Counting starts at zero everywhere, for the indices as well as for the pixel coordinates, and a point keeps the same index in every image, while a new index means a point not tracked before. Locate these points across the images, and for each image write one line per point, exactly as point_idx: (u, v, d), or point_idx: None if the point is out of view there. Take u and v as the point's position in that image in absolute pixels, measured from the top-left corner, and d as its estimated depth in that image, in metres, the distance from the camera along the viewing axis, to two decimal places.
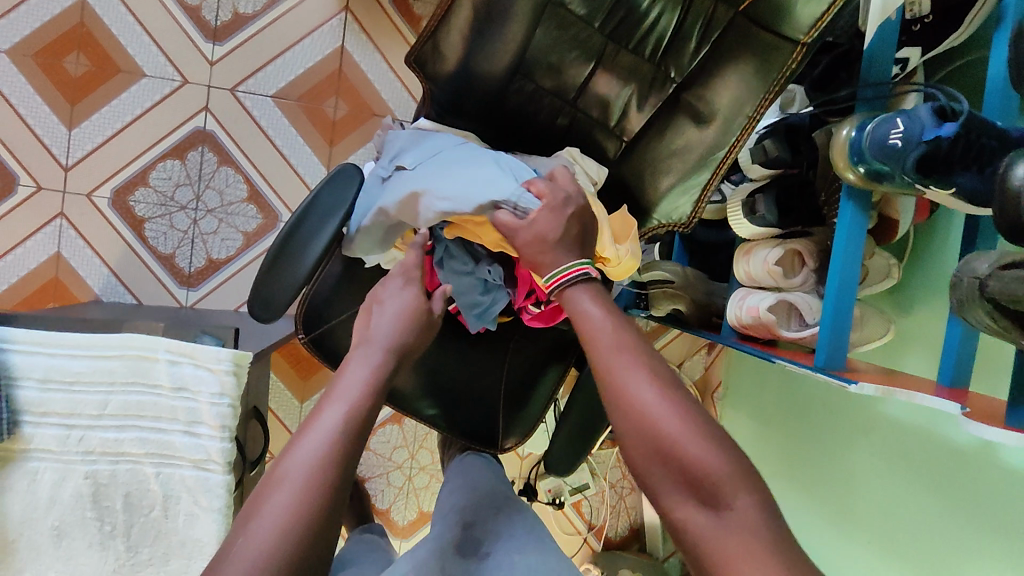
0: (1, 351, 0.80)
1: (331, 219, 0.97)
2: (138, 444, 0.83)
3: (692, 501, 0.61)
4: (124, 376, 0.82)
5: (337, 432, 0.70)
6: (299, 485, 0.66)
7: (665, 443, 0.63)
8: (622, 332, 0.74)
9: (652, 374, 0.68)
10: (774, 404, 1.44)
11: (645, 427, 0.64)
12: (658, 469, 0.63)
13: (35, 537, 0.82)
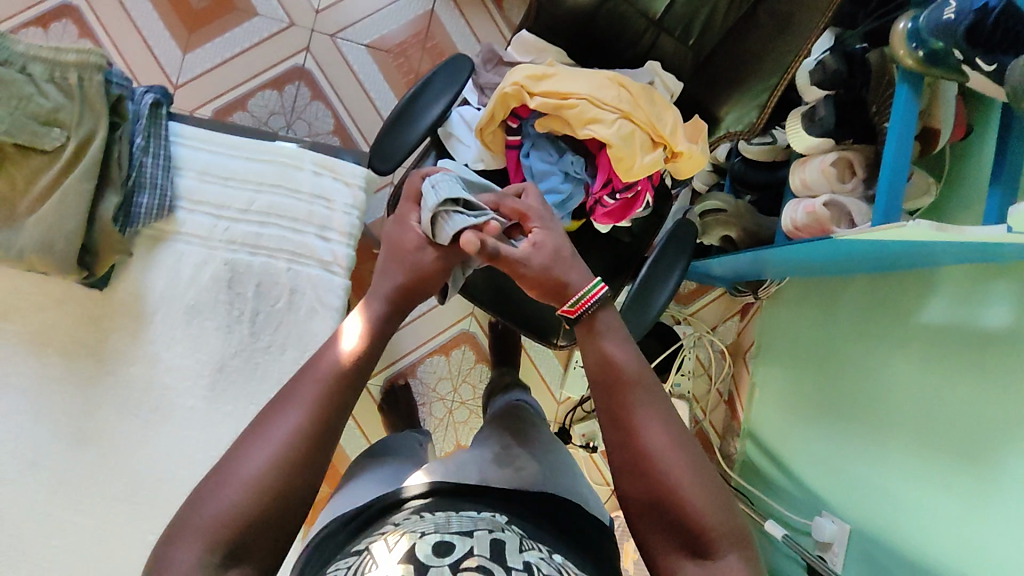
0: (175, 147, 1.09)
1: (445, 94, 1.11)
2: (276, 240, 1.09)
3: (685, 554, 0.80)
4: (270, 182, 1.11)
5: (277, 443, 0.74)
6: (286, 445, 0.74)
7: (671, 490, 0.80)
8: (641, 374, 0.86)
9: (666, 423, 0.83)
10: (808, 351, 1.55)
11: (656, 475, 0.81)
12: (657, 510, 0.81)
13: (174, 309, 1.06)
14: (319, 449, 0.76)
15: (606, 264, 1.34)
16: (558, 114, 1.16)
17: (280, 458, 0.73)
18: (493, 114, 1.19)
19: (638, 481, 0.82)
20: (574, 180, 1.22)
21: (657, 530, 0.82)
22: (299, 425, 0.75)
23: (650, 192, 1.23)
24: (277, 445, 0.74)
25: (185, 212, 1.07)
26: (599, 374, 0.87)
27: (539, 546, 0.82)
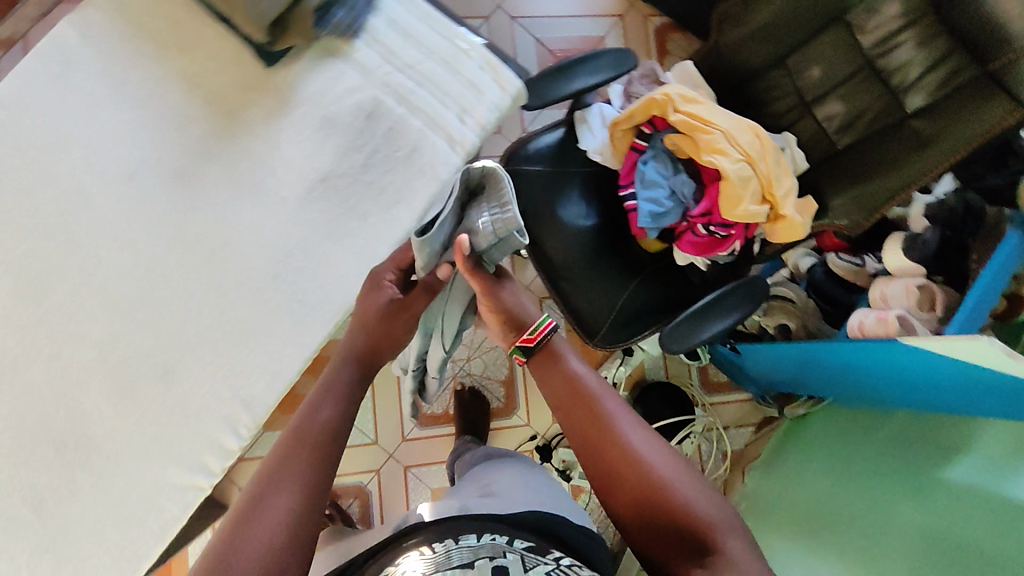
0: None
1: (609, 69, 1.22)
2: (422, 101, 1.02)
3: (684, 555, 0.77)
4: (441, 53, 1.04)
5: (280, 518, 0.72)
6: (277, 525, 0.72)
7: (662, 490, 0.79)
8: (602, 392, 0.87)
9: (641, 434, 0.84)
10: (814, 471, 1.51)
11: (647, 477, 0.80)
12: (657, 520, 0.79)
13: (308, 112, 0.99)
14: (305, 516, 0.74)
15: (664, 291, 1.39)
16: (690, 134, 1.25)
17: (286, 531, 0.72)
18: (633, 113, 1.31)
19: (631, 490, 0.80)
20: (678, 200, 1.28)
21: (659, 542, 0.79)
22: (290, 509, 0.73)
23: (740, 241, 1.27)
24: (281, 514, 0.73)
25: (364, 44, 1.02)
26: (568, 393, 0.87)
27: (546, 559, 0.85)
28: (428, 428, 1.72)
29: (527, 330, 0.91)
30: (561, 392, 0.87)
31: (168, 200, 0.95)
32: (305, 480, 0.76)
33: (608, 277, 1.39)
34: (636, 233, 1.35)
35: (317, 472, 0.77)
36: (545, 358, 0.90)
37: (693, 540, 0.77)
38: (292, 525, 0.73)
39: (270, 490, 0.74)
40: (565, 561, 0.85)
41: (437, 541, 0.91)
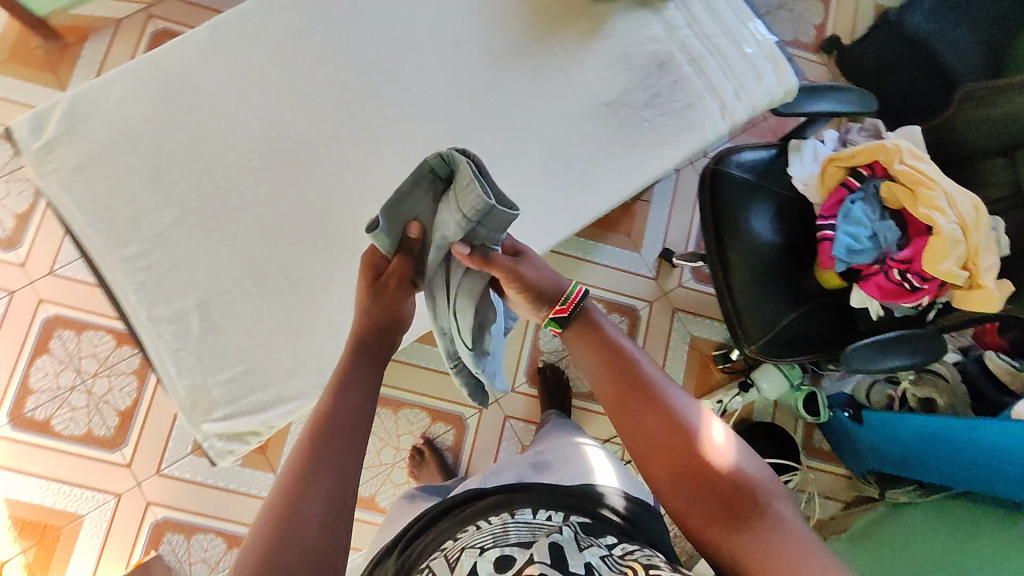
0: None
1: (856, 105, 1.30)
2: (709, 67, 1.11)
3: (732, 525, 0.73)
4: (736, 33, 1.13)
5: (315, 488, 0.73)
6: (315, 507, 0.72)
7: (705, 464, 0.76)
8: (636, 369, 0.84)
9: (679, 409, 0.81)
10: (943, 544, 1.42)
11: (689, 451, 0.77)
12: (702, 497, 0.75)
13: (612, 46, 1.10)
14: (344, 483, 0.75)
15: (830, 324, 1.42)
16: (910, 186, 1.31)
17: (321, 496, 0.72)
18: (858, 153, 1.38)
19: (673, 466, 0.77)
20: (880, 243, 1.34)
21: (704, 518, 0.75)
22: (326, 488, 0.73)
23: (928, 298, 1.31)
24: (311, 490, 0.73)
25: (675, 5, 1.12)
26: (609, 369, 0.85)
27: (600, 543, 0.78)
28: (538, 389, 1.77)
29: (558, 300, 0.87)
30: (602, 366, 0.85)
31: (481, 74, 1.06)
32: (348, 456, 0.77)
33: (781, 293, 1.43)
34: (821, 263, 1.40)
35: (357, 436, 0.79)
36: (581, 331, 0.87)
37: (739, 512, 0.73)
38: (331, 508, 0.72)
39: (306, 477, 0.73)
40: (621, 548, 0.77)
41: (491, 515, 0.87)
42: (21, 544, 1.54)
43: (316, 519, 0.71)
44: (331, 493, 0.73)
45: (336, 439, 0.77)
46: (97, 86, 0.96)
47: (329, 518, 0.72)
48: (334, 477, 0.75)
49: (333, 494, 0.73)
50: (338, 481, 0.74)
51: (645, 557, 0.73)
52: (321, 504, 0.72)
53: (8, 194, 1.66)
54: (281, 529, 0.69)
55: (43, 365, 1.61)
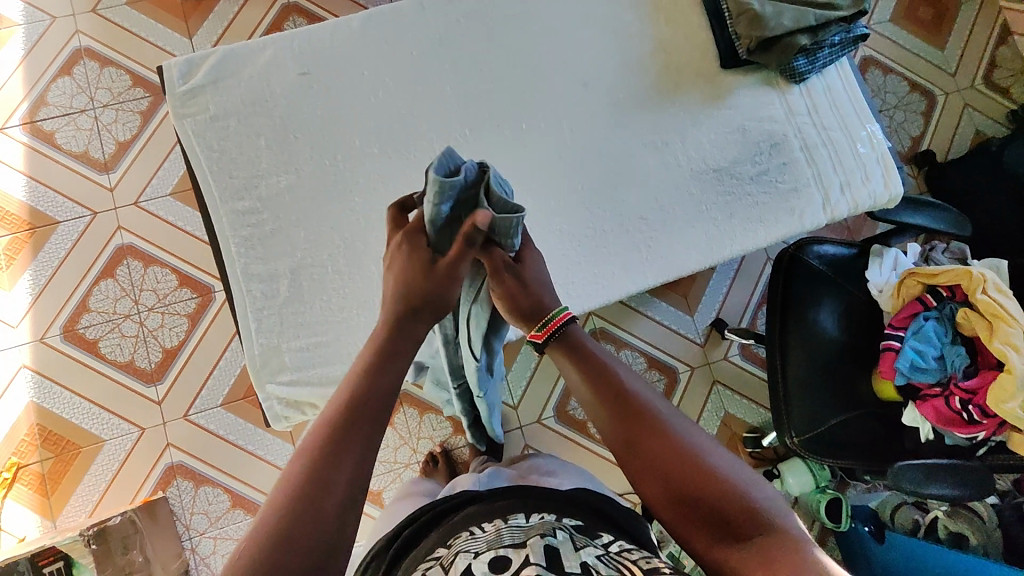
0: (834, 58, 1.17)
1: (953, 226, 1.29)
2: (820, 158, 1.13)
3: (729, 539, 0.70)
4: (852, 131, 1.15)
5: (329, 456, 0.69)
6: (327, 476, 0.67)
7: (695, 479, 0.74)
8: (628, 388, 0.83)
9: (672, 424, 0.79)
10: None
11: (675, 469, 0.75)
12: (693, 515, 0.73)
13: (730, 116, 1.12)
14: (366, 454, 0.71)
15: (876, 433, 1.41)
16: (989, 317, 1.29)
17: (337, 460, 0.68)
18: (941, 273, 1.37)
19: (660, 485, 0.75)
20: (945, 366, 1.32)
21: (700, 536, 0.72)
22: (341, 459, 0.69)
23: (985, 433, 1.28)
24: (325, 458, 0.69)
25: (799, 91, 1.14)
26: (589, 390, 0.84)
27: (596, 543, 0.78)
28: (563, 425, 1.77)
29: (535, 325, 0.90)
30: (586, 385, 0.85)
31: (600, 117, 1.10)
32: (371, 429, 0.72)
33: (832, 391, 1.42)
34: (880, 371, 1.38)
35: (384, 409, 0.75)
36: (563, 348, 0.88)
37: (735, 527, 0.70)
38: (350, 482, 0.68)
39: (322, 454, 0.69)
40: (616, 548, 0.78)
41: (487, 521, 0.85)
42: (40, 454, 1.57)
43: (340, 492, 0.67)
44: (355, 465, 0.69)
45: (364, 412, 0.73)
46: (251, 49, 1.02)
47: (353, 489, 0.68)
48: (358, 450, 0.71)
49: (358, 468, 0.69)
50: (361, 453, 0.70)
51: (644, 560, 0.73)
52: (343, 476, 0.68)
53: (116, 122, 1.74)
54: (301, 499, 0.66)
55: (106, 288, 1.66)
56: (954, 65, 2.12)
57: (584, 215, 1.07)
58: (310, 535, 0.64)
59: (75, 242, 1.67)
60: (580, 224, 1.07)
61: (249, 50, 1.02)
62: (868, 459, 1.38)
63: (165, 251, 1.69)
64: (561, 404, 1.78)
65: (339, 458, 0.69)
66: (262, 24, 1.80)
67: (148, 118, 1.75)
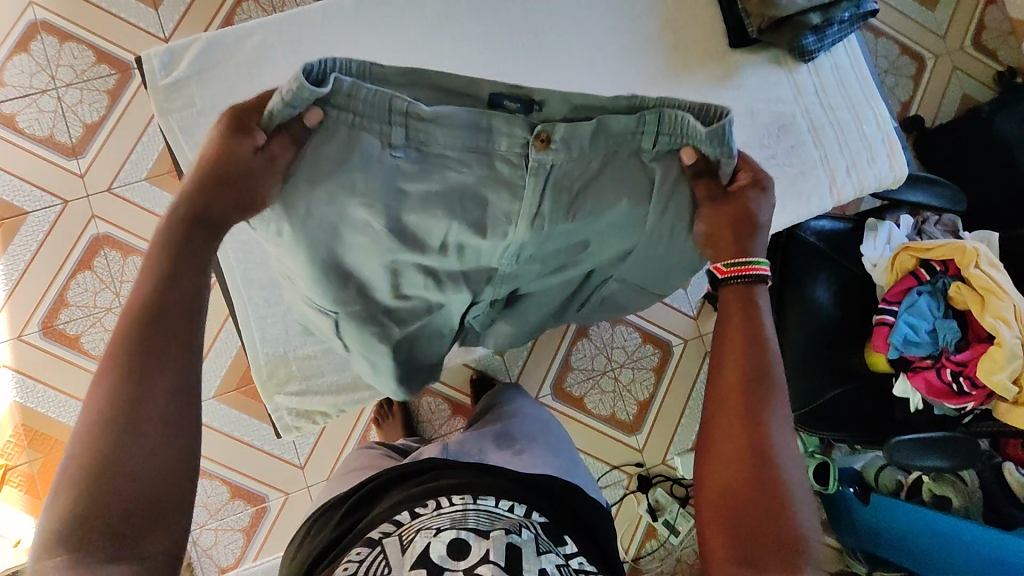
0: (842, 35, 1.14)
1: (949, 201, 1.30)
2: (828, 140, 1.11)
3: (743, 540, 0.75)
4: (860, 112, 1.13)
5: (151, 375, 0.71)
6: (150, 399, 0.70)
7: (756, 457, 0.79)
8: (765, 369, 0.85)
9: (779, 421, 0.82)
10: None
11: (750, 437, 0.81)
12: (727, 481, 0.79)
13: (737, 98, 1.10)
14: (174, 390, 0.71)
15: (868, 406, 1.44)
16: (981, 290, 1.32)
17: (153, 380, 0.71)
18: (935, 248, 1.39)
19: (727, 434, 0.82)
20: (937, 339, 1.35)
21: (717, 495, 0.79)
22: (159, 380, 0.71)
23: (974, 404, 1.33)
24: (145, 379, 0.70)
25: (808, 69, 1.12)
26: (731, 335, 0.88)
27: (558, 552, 0.79)
28: (560, 403, 1.78)
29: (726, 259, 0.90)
30: (732, 326, 0.89)
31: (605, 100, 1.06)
32: (183, 349, 0.73)
33: (827, 367, 1.44)
34: (873, 345, 1.41)
35: (187, 319, 0.75)
36: (736, 292, 0.90)
37: (768, 533, 0.74)
38: (169, 403, 0.70)
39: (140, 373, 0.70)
40: (576, 564, 0.78)
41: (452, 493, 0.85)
42: (28, 455, 1.53)
43: (157, 410, 0.70)
44: (168, 387, 0.71)
45: (156, 317, 0.73)
46: (241, 34, 0.96)
47: (176, 406, 0.71)
48: (165, 369, 0.72)
49: (170, 381, 0.72)
50: (169, 375, 0.71)
51: None
52: (158, 404, 0.70)
53: (81, 102, 1.63)
54: (114, 413, 0.68)
55: (84, 281, 1.59)
56: (942, 27, 2.10)
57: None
58: (110, 447, 0.66)
59: (47, 233, 1.59)
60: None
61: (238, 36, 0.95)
62: (859, 431, 1.42)
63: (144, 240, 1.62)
64: (557, 382, 1.79)
65: (142, 385, 0.70)
66: None
67: (116, 97, 1.64)
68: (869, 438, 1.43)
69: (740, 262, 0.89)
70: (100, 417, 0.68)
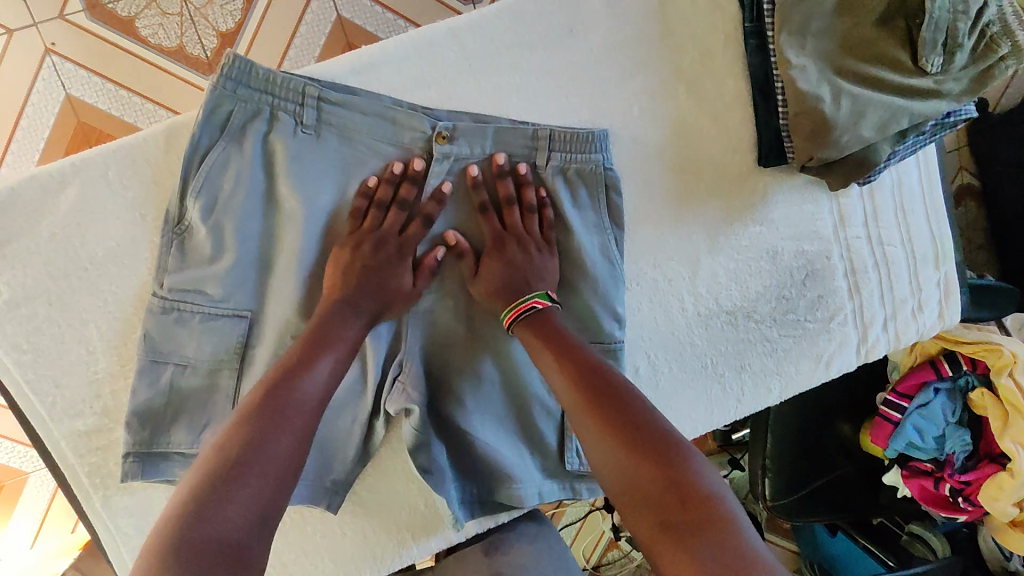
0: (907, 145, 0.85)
1: (993, 308, 1.08)
2: (866, 286, 0.86)
3: (677, 542, 0.50)
4: (915, 250, 0.86)
5: (273, 431, 0.56)
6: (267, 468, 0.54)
7: (638, 424, 0.57)
8: (553, 336, 0.66)
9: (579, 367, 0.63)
10: None
11: (614, 413, 0.58)
12: (630, 497, 0.54)
13: (757, 236, 0.82)
14: (265, 487, 0.53)
15: (849, 486, 1.31)
16: (1006, 404, 1.13)
17: (260, 443, 0.54)
18: (967, 343, 1.18)
19: (604, 449, 0.57)
20: (944, 449, 1.18)
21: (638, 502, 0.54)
22: (277, 444, 0.55)
23: (965, 517, 1.21)
24: (222, 442, 0.54)
25: (858, 192, 0.83)
26: (549, 368, 0.64)
27: None
28: None
29: (504, 312, 0.70)
30: (549, 360, 0.65)
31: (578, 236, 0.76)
32: (296, 438, 0.57)
33: (817, 453, 1.28)
34: (872, 437, 1.26)
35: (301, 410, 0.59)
36: (536, 327, 0.68)
37: (682, 525, 0.50)
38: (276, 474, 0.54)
39: (255, 429, 0.55)
40: None
41: None
42: None
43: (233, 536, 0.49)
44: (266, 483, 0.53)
45: (274, 410, 0.57)
46: (47, 184, 0.65)
47: (287, 469, 0.55)
48: (268, 471, 0.54)
49: (286, 449, 0.56)
50: (277, 462, 0.54)
51: None
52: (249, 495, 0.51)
53: None
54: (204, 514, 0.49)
55: None
56: None
57: (539, 411, 0.80)
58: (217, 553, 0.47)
59: None
60: (540, 415, 0.80)
61: (44, 185, 0.65)
62: (836, 514, 1.29)
63: None
64: None
65: (229, 503, 0.50)
66: None
67: None
68: (846, 522, 1.29)
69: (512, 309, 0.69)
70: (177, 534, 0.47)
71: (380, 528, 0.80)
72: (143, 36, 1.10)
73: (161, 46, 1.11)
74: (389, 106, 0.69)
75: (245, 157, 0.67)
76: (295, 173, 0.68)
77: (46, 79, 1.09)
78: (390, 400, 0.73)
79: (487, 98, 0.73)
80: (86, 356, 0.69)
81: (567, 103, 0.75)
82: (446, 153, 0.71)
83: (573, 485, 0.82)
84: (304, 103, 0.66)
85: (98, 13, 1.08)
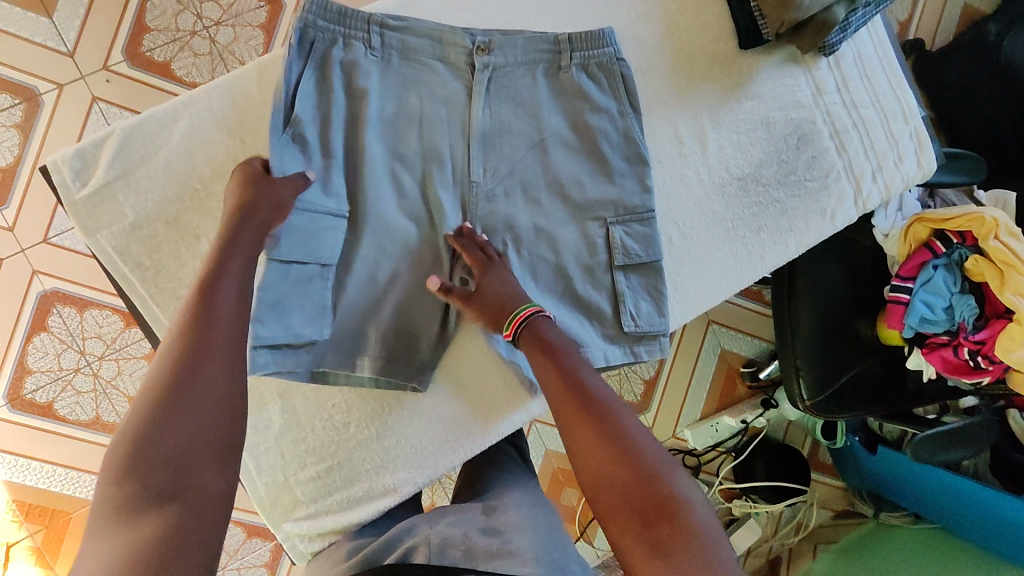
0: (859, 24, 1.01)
1: (965, 174, 1.22)
2: (851, 144, 0.99)
3: (646, 533, 0.59)
4: (884, 109, 1.01)
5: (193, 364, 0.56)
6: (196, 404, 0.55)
7: (628, 433, 0.66)
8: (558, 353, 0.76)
9: (577, 375, 0.73)
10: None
11: (604, 419, 0.67)
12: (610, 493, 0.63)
13: (751, 110, 0.96)
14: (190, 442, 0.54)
15: (872, 378, 1.41)
16: (999, 264, 1.24)
17: (182, 373, 0.56)
18: (952, 218, 1.30)
19: (589, 443, 0.66)
20: (954, 318, 1.29)
21: (618, 493, 0.62)
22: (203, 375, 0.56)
23: (988, 378, 1.30)
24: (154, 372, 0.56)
25: (826, 65, 0.98)
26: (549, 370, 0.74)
27: None
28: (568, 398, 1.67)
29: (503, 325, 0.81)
30: (543, 366, 0.75)
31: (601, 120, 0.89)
32: (231, 358, 0.59)
33: (839, 348, 1.38)
34: (888, 323, 1.35)
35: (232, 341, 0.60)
36: (532, 336, 0.78)
37: (660, 519, 0.59)
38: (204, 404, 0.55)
39: (193, 358, 0.56)
40: None
41: None
42: (23, 531, 1.24)
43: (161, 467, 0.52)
44: (201, 406, 0.55)
45: (192, 356, 0.56)
46: (161, 120, 0.78)
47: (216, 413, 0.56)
48: (195, 411, 0.55)
49: (219, 380, 0.57)
50: (205, 401, 0.55)
51: None
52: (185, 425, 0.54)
53: None
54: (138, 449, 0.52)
55: (43, 345, 1.23)
56: None
57: (590, 278, 0.90)
58: (156, 475, 0.52)
59: None
60: (591, 284, 0.90)
61: (159, 122, 0.78)
62: (863, 405, 1.39)
63: (102, 290, 1.25)
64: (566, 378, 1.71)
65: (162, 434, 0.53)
66: (125, 12, 1.23)
67: (29, 132, 1.20)
68: (876, 413, 1.39)
69: (514, 318, 0.80)
70: (125, 456, 0.51)
71: (467, 405, 0.89)
72: (178, 76, 1.25)
73: (194, 82, 1.26)
74: (437, 27, 0.83)
75: (325, 76, 0.79)
76: (367, 86, 0.81)
77: (94, 123, 1.22)
78: (455, 271, 0.85)
79: (509, 18, 0.89)
80: (201, 268, 0.80)
81: (573, 15, 0.90)
82: (486, 62, 0.84)
83: (634, 348, 0.91)
84: (370, 30, 0.80)
85: (138, 61, 1.24)
